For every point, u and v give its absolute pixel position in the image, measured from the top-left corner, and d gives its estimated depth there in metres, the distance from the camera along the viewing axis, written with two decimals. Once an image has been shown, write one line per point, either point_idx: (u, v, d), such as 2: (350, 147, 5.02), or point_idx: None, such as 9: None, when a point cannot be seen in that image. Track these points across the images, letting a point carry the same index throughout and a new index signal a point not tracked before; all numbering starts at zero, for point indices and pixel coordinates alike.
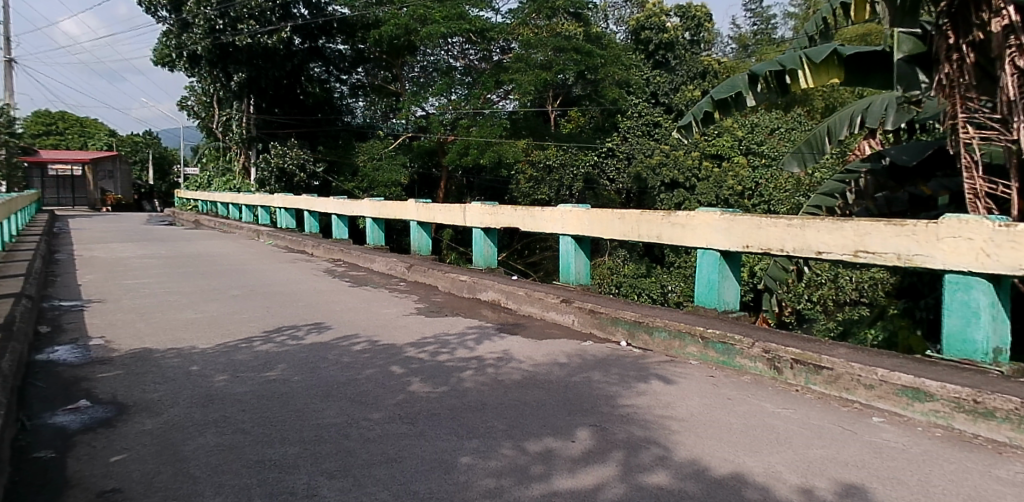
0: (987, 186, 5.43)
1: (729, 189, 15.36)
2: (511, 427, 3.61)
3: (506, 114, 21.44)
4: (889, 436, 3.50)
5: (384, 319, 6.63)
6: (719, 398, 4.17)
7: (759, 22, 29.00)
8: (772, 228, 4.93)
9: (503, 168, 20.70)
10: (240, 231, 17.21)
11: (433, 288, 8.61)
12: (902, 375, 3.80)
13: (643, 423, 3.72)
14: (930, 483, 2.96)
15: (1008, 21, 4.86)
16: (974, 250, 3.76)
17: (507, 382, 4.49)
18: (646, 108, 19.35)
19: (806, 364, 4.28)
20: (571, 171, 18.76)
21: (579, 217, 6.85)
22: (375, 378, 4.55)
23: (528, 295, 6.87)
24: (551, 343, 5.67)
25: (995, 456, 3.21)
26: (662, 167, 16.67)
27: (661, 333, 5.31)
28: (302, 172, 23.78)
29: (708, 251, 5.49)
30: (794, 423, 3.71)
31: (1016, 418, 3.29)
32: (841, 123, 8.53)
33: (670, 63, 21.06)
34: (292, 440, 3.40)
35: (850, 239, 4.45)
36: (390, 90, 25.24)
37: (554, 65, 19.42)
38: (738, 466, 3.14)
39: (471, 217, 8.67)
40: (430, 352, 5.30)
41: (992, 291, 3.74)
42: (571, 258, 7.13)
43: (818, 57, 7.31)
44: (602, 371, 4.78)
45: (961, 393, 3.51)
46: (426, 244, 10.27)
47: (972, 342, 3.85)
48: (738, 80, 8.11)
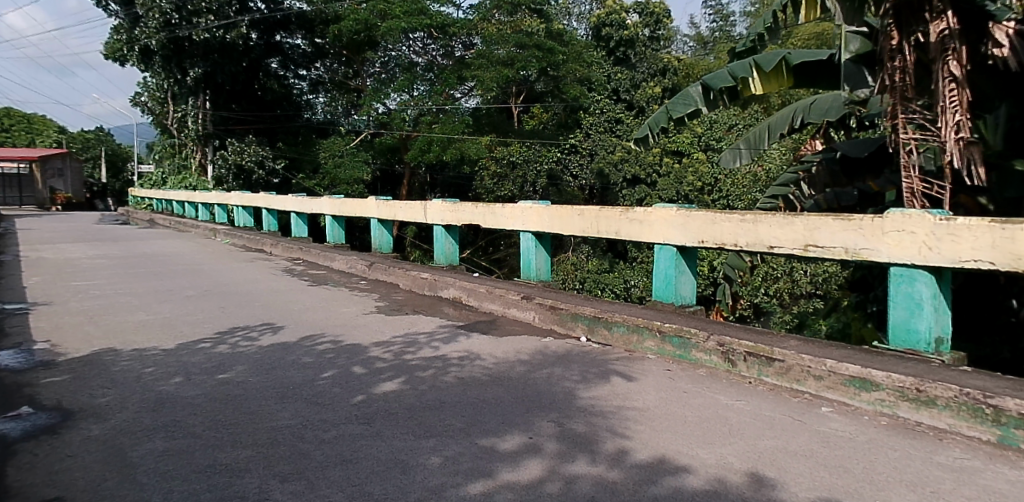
0: (924, 183, 5.65)
1: (690, 185, 15.66)
2: (469, 425, 3.61)
3: (468, 110, 21.28)
4: (837, 425, 3.60)
5: (344, 319, 6.56)
6: (675, 391, 4.23)
7: (718, 19, 29.13)
8: (727, 223, 5.01)
9: (466, 164, 20.64)
10: (197, 230, 16.81)
11: (394, 287, 8.54)
12: (850, 365, 3.91)
13: (602, 417, 3.75)
14: (875, 470, 3.04)
15: (945, 29, 4.97)
16: (917, 244, 3.88)
17: (468, 380, 4.48)
18: (608, 104, 19.60)
19: (759, 357, 4.37)
20: (535, 168, 18.69)
21: (539, 214, 6.88)
22: (334, 379, 4.50)
23: (489, 292, 6.87)
24: (513, 340, 5.70)
25: (936, 443, 3.32)
26: (624, 163, 17.08)
27: (619, 328, 5.37)
28: (261, 169, 23.47)
29: (666, 246, 5.55)
30: (746, 414, 3.79)
31: (956, 405, 3.42)
32: (782, 122, 8.70)
33: (631, 60, 21.04)
34: (244, 443, 3.34)
35: (801, 233, 4.56)
36: (352, 86, 24.98)
37: (515, 62, 19.48)
38: (692, 458, 3.18)
39: (433, 215, 8.63)
40: (393, 352, 5.27)
41: (933, 283, 3.87)
42: (532, 254, 7.15)
43: (768, 66, 7.37)
44: (563, 368, 4.81)
45: (905, 382, 3.62)
46: (387, 242, 10.22)
47: (915, 333, 3.98)
48: (692, 93, 8.23)
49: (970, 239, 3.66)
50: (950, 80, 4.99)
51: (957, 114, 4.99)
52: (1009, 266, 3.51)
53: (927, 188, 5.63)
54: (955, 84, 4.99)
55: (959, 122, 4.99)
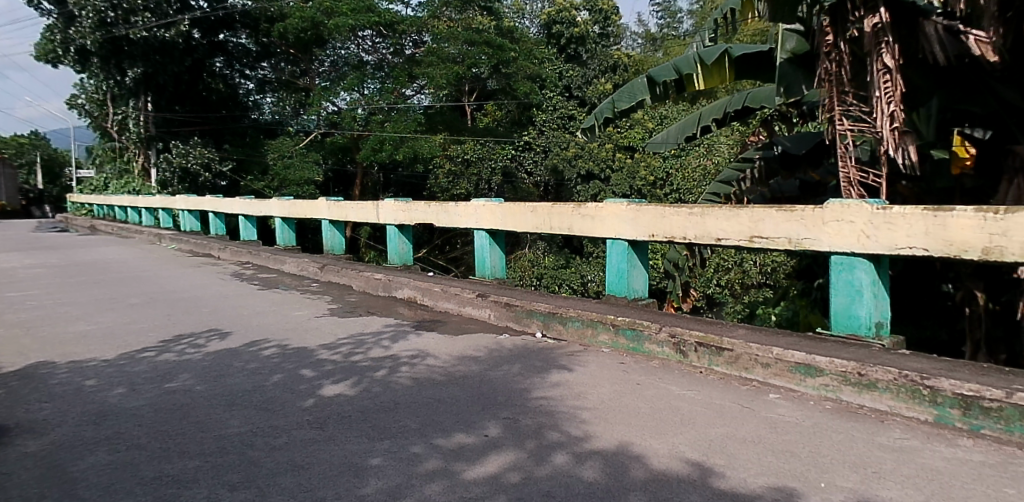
0: (859, 174, 5.82)
1: (642, 180, 15.94)
2: (424, 425, 3.59)
3: (421, 109, 21.04)
4: (784, 411, 3.70)
5: (294, 322, 6.44)
6: (629, 383, 4.29)
7: (665, 15, 29.55)
8: (676, 217, 5.09)
9: (420, 163, 20.35)
10: (140, 235, 16.29)
11: (347, 288, 8.41)
12: (795, 352, 4.01)
13: (556, 413, 3.77)
14: (820, 453, 3.13)
15: (878, 22, 5.10)
16: (856, 232, 4.02)
17: (422, 380, 4.44)
18: (561, 101, 19.78)
19: (709, 347, 4.45)
20: (489, 165, 18.65)
21: (491, 211, 6.88)
22: (283, 383, 4.43)
23: (444, 291, 6.83)
24: (467, 338, 5.68)
25: (878, 425, 3.44)
26: (577, 159, 17.33)
27: (574, 322, 5.41)
28: (208, 171, 22.90)
29: (617, 241, 5.63)
30: (697, 404, 3.87)
31: (896, 387, 3.54)
32: (716, 111, 8.82)
33: (582, 57, 20.89)
34: (192, 453, 3.26)
35: (745, 225, 4.66)
36: (300, 85, 24.58)
37: (466, 59, 19.48)
38: (645, 449, 3.23)
39: (385, 214, 8.55)
40: (344, 353, 5.21)
41: (872, 270, 4.01)
42: (486, 252, 7.13)
43: (710, 59, 7.58)
44: (516, 364, 4.82)
45: (847, 367, 3.74)
46: (339, 243, 10.07)
47: (856, 318, 4.11)
48: (637, 85, 8.33)
49: (905, 227, 3.79)
50: (883, 72, 5.09)
51: (891, 105, 5.08)
52: (942, 252, 3.66)
53: (863, 178, 5.77)
54: (889, 76, 5.09)
55: (892, 112, 5.06)
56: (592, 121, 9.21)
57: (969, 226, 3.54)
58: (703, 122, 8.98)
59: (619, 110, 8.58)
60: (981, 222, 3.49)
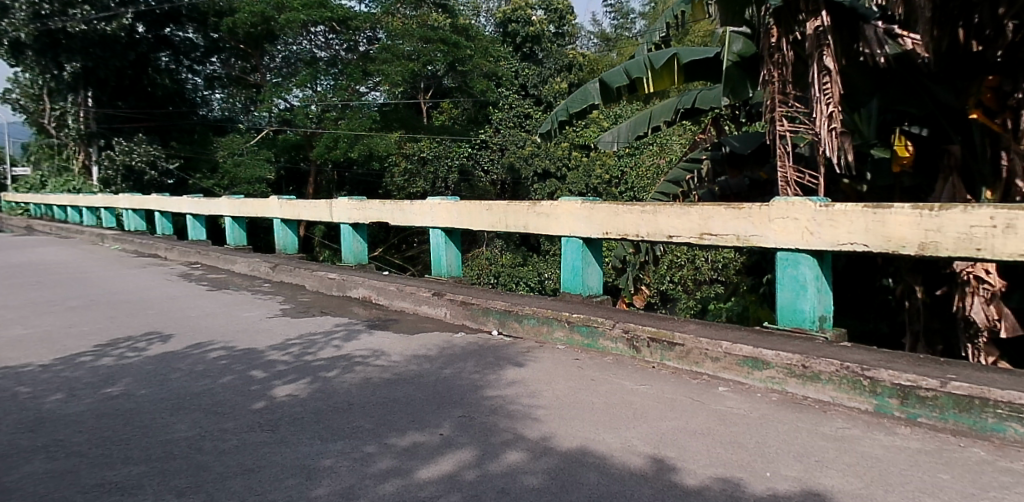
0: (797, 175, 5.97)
1: (597, 178, 16.13)
2: (378, 425, 3.56)
3: (375, 107, 20.61)
4: (732, 403, 3.79)
5: (244, 324, 6.30)
6: (584, 379, 4.34)
7: (619, 17, 29.84)
8: (629, 215, 5.16)
9: (375, 161, 19.85)
10: (81, 236, 15.72)
11: (300, 288, 8.28)
12: (743, 346, 4.11)
13: (511, 411, 3.78)
14: (766, 443, 3.23)
15: (819, 25, 5.24)
16: (800, 229, 4.14)
17: (375, 380, 4.40)
18: (516, 100, 19.58)
19: (661, 342, 4.54)
20: (446, 163, 18.65)
21: (447, 210, 6.85)
22: (232, 385, 4.34)
23: (399, 290, 6.77)
24: (423, 337, 5.66)
25: (821, 415, 3.56)
26: (534, 158, 17.41)
27: (529, 320, 5.44)
28: (153, 169, 22.21)
29: (572, 239, 5.68)
30: (649, 398, 3.94)
31: (838, 378, 3.67)
32: (667, 110, 8.93)
33: (537, 56, 20.83)
34: (136, 459, 3.17)
35: (696, 222, 4.76)
36: (250, 82, 24.09)
37: (421, 56, 19.29)
38: (598, 444, 3.28)
39: (339, 213, 8.44)
40: (295, 354, 5.13)
41: (816, 265, 4.14)
42: (442, 251, 7.11)
43: (659, 63, 7.68)
44: (471, 362, 4.83)
45: (792, 359, 3.85)
46: (292, 243, 9.91)
47: (801, 312, 4.24)
48: (590, 89, 8.50)
49: (846, 224, 3.92)
50: (823, 73, 5.24)
51: (829, 106, 5.23)
52: (881, 248, 3.80)
53: (801, 179, 5.91)
54: (828, 78, 5.24)
55: (831, 113, 5.21)
56: (549, 124, 9.33)
57: (907, 223, 3.68)
58: (653, 121, 9.07)
59: (574, 113, 8.80)
60: (918, 219, 3.63)
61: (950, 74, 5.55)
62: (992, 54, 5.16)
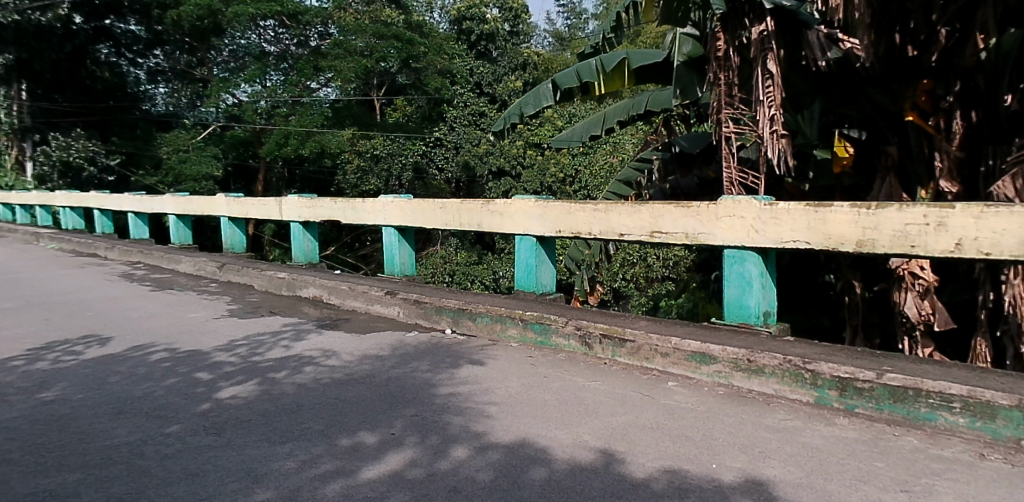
0: (740, 175, 6.11)
1: (552, 177, 16.29)
2: (328, 426, 3.51)
3: (327, 103, 20.12)
4: (680, 397, 3.87)
5: (189, 325, 6.13)
6: (536, 376, 4.37)
7: (571, 16, 30.10)
8: (581, 213, 5.21)
9: (327, 158, 19.46)
10: (15, 235, 15.03)
11: (248, 288, 8.10)
12: (691, 341, 4.20)
13: (463, 409, 3.77)
14: (712, 436, 3.30)
15: (764, 30, 5.37)
16: (746, 227, 4.24)
17: (324, 380, 4.34)
18: (471, 97, 19.14)
19: (613, 338, 4.59)
20: (400, 161, 18.47)
21: (400, 208, 6.79)
22: (175, 388, 4.22)
23: (352, 289, 6.68)
24: (375, 336, 5.61)
25: (766, 407, 3.66)
26: (489, 156, 17.37)
27: (483, 318, 5.44)
28: (92, 165, 21.37)
29: (525, 237, 5.70)
30: (601, 394, 3.98)
31: (781, 372, 3.78)
32: (620, 112, 9.05)
33: (492, 54, 20.60)
34: (72, 466, 3.06)
35: (646, 220, 4.83)
36: (197, 76, 22.22)
37: (374, 52, 19.06)
38: (549, 440, 3.30)
39: (288, 211, 8.28)
40: (242, 354, 5.02)
41: (760, 262, 4.26)
42: (395, 249, 7.05)
43: (610, 66, 7.79)
44: (423, 361, 4.80)
45: (738, 354, 3.95)
46: (240, 242, 9.69)
47: (746, 308, 4.35)
48: (543, 91, 8.52)
49: (789, 222, 4.04)
50: (767, 77, 5.37)
51: (772, 109, 5.36)
52: (822, 245, 3.92)
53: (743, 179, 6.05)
54: (771, 81, 5.37)
55: (773, 116, 5.35)
56: (502, 124, 9.33)
57: (845, 221, 3.81)
58: (607, 123, 9.20)
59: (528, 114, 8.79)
60: (856, 217, 3.77)
61: (887, 77, 5.75)
62: (926, 59, 5.40)
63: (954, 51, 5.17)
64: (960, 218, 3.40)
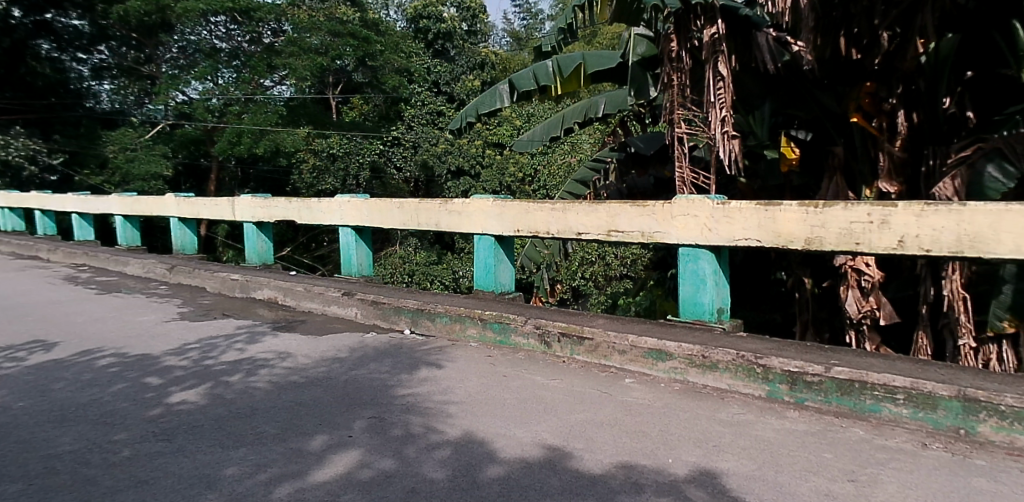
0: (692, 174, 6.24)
1: (511, 177, 16.38)
2: (283, 430, 3.46)
3: (281, 101, 19.44)
4: (638, 394, 3.92)
5: (138, 329, 5.96)
6: (495, 375, 4.37)
7: (528, 17, 30.21)
8: (539, 212, 5.24)
9: (282, 157, 19.08)
10: None
11: (200, 290, 7.91)
12: (648, 338, 4.25)
13: (423, 410, 3.75)
14: (668, 431, 3.36)
15: (715, 33, 5.47)
16: (700, 226, 4.32)
17: (280, 383, 4.26)
18: (429, 96, 19.06)
19: (571, 337, 4.63)
20: (357, 160, 18.21)
21: (357, 207, 6.70)
22: (124, 393, 4.10)
23: (308, 290, 6.58)
24: (332, 337, 5.54)
25: (720, 402, 3.73)
26: (447, 155, 17.30)
27: (442, 318, 5.42)
28: (34, 165, 19.95)
29: (484, 236, 5.70)
30: (560, 392, 4.01)
31: (734, 367, 3.86)
32: (578, 113, 9.10)
33: (449, 53, 20.28)
34: (13, 477, 2.94)
35: (603, 220, 4.89)
36: (143, 73, 21.12)
37: (330, 50, 18.80)
38: (508, 439, 3.31)
39: (241, 211, 8.11)
40: (194, 358, 4.90)
41: (714, 260, 4.34)
42: (352, 249, 6.98)
43: (566, 68, 7.84)
44: (381, 362, 4.76)
45: (693, 350, 4.02)
46: (192, 242, 9.46)
47: (701, 305, 4.43)
48: (500, 91, 8.49)
49: (741, 220, 4.13)
50: (718, 79, 5.48)
51: (723, 111, 5.47)
52: (772, 243, 4.03)
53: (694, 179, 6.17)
54: (722, 84, 5.48)
55: (723, 117, 5.46)
56: (460, 123, 9.27)
57: (794, 220, 3.92)
58: (564, 124, 9.26)
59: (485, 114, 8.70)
60: (804, 216, 3.88)
61: (832, 79, 5.87)
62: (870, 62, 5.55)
63: (896, 55, 5.36)
64: (902, 217, 3.53)
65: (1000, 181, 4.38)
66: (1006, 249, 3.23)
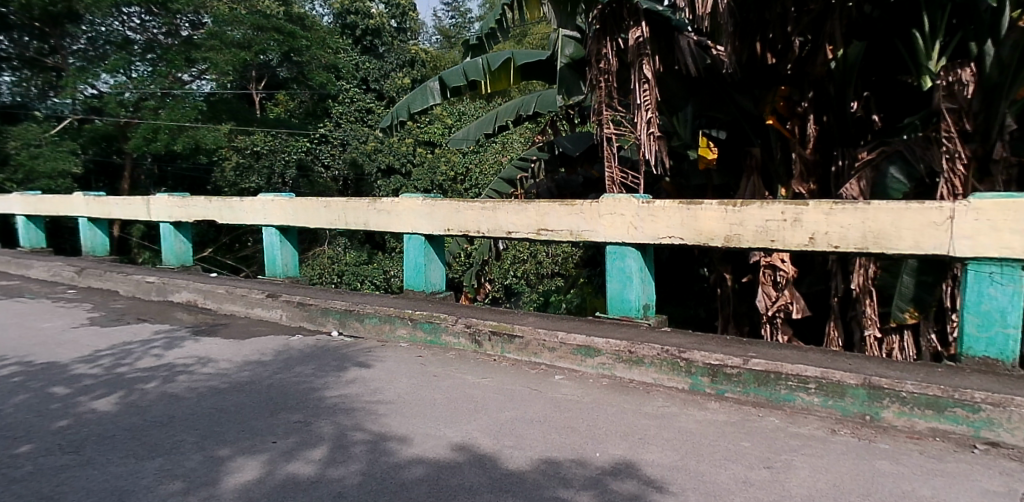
0: (620, 174, 6.35)
1: (443, 176, 16.29)
2: (204, 438, 3.33)
3: (202, 96, 17.41)
4: (567, 390, 3.98)
5: (43, 335, 5.61)
6: (425, 376, 4.34)
7: (456, 16, 30.15)
8: (469, 211, 5.23)
9: (203, 155, 17.12)
10: None
11: (113, 294, 7.53)
12: (577, 336, 4.31)
13: (351, 410, 3.70)
14: (598, 426, 3.42)
15: (640, 36, 5.58)
16: (626, 224, 4.42)
17: (200, 389, 4.11)
18: (358, 93, 18.86)
19: (502, 335, 4.64)
20: (282, 157, 17.44)
21: (281, 206, 6.52)
22: (27, 404, 3.86)
23: (230, 293, 6.36)
24: (256, 341, 5.37)
25: (646, 395, 3.83)
26: (378, 153, 17.01)
27: (371, 319, 5.33)
28: None
29: (414, 236, 5.65)
30: (490, 390, 4.03)
31: (659, 361, 3.96)
32: (510, 111, 9.12)
33: (378, 50, 19.95)
34: None
35: (533, 219, 4.92)
36: (50, 64, 16.99)
37: (253, 45, 17.28)
38: (438, 439, 3.30)
39: (157, 211, 7.76)
40: (107, 365, 4.66)
41: (639, 257, 4.44)
42: (277, 249, 6.79)
43: (497, 64, 7.88)
44: (307, 364, 4.66)
45: (620, 346, 4.11)
46: (102, 244, 9.00)
47: (627, 302, 4.54)
48: (431, 88, 8.38)
49: (665, 219, 4.25)
50: (643, 82, 5.59)
51: (649, 112, 5.59)
52: (694, 241, 4.15)
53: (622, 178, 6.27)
54: (648, 86, 5.60)
55: (649, 119, 5.59)
56: (390, 121, 9.13)
57: (714, 218, 4.06)
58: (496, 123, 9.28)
59: (415, 111, 8.59)
60: (723, 214, 4.02)
61: (750, 83, 6.07)
62: (784, 67, 5.78)
63: (808, 61, 5.57)
64: (813, 215, 3.71)
65: (900, 182, 4.74)
66: (906, 245, 3.45)
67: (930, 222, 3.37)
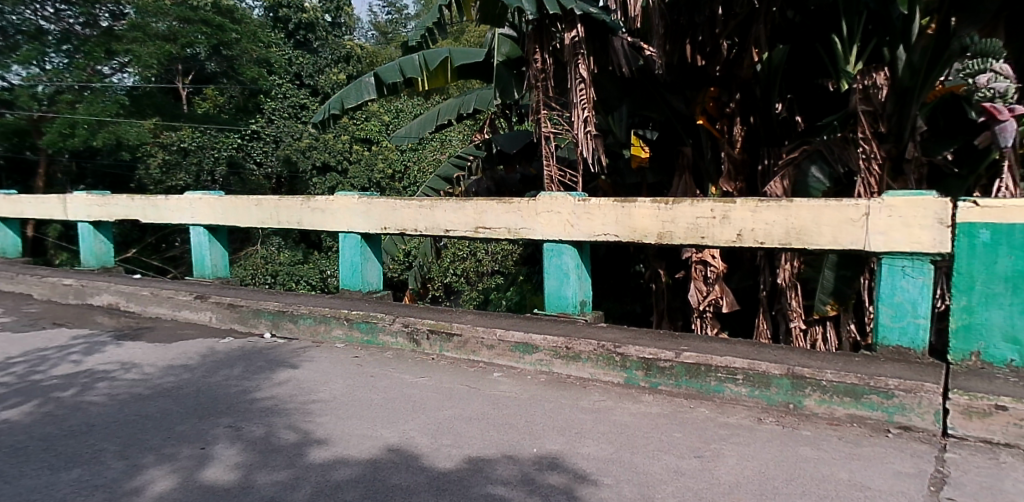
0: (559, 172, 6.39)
1: (381, 173, 16.22)
2: (126, 446, 3.19)
3: (123, 89, 16.13)
4: (505, 387, 3.99)
5: None
6: (361, 376, 4.27)
7: (393, 12, 29.79)
8: (406, 210, 5.18)
9: (125, 150, 16.17)
10: None
11: (26, 298, 7.12)
12: (515, 333, 4.34)
13: (285, 412, 3.62)
14: (535, 422, 3.45)
15: (576, 36, 5.62)
16: (562, 222, 4.47)
17: (123, 396, 3.94)
18: (291, 89, 18.50)
19: (440, 333, 4.62)
20: (212, 155, 16.67)
21: (209, 205, 6.31)
22: None
23: (155, 295, 6.11)
24: (183, 344, 5.18)
25: (582, 390, 3.89)
26: (312, 151, 16.53)
27: (305, 319, 5.22)
28: None
29: (350, 235, 5.55)
30: (428, 389, 4.00)
31: (595, 357, 4.02)
32: (450, 110, 9.06)
33: (312, 45, 19.51)
34: None
35: (470, 217, 4.90)
36: None
37: (178, 38, 16.20)
38: (375, 440, 3.25)
39: (76, 209, 7.38)
40: (19, 374, 4.41)
41: (576, 255, 4.50)
42: (205, 249, 6.56)
43: (433, 62, 7.85)
44: (238, 367, 4.53)
45: (557, 342, 4.14)
46: (14, 244, 8.51)
47: (564, 298, 4.60)
48: (366, 83, 8.14)
49: (600, 217, 4.32)
50: (580, 81, 5.64)
51: (585, 111, 5.66)
52: (628, 238, 4.23)
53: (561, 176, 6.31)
54: (584, 84, 5.64)
55: (586, 117, 5.66)
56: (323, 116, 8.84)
57: (648, 215, 4.14)
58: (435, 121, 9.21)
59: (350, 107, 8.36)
60: (656, 212, 4.11)
61: (681, 84, 6.23)
62: (713, 69, 5.94)
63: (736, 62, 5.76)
64: (740, 212, 3.83)
65: (820, 183, 4.87)
66: (826, 241, 3.61)
67: (847, 218, 3.53)
